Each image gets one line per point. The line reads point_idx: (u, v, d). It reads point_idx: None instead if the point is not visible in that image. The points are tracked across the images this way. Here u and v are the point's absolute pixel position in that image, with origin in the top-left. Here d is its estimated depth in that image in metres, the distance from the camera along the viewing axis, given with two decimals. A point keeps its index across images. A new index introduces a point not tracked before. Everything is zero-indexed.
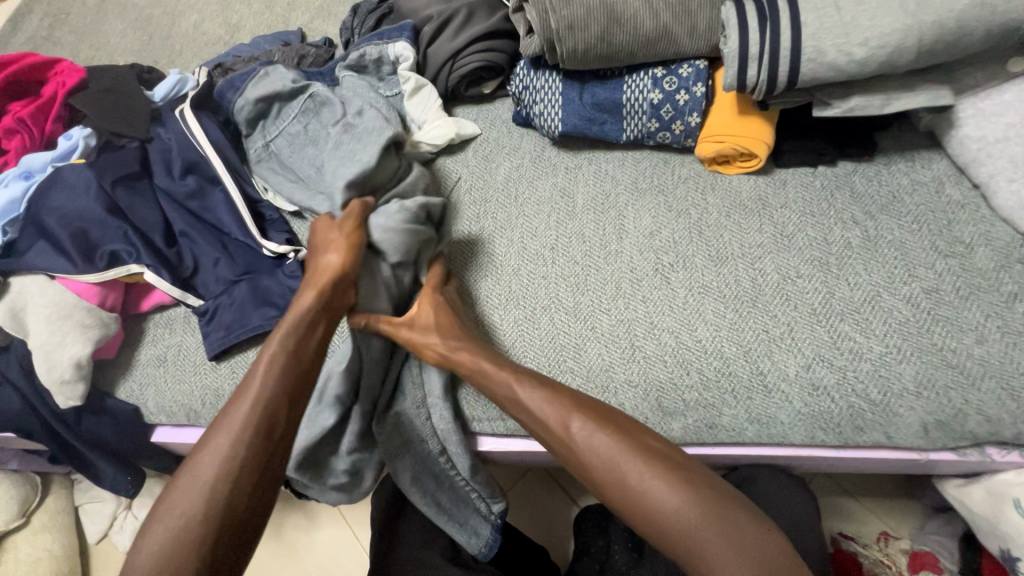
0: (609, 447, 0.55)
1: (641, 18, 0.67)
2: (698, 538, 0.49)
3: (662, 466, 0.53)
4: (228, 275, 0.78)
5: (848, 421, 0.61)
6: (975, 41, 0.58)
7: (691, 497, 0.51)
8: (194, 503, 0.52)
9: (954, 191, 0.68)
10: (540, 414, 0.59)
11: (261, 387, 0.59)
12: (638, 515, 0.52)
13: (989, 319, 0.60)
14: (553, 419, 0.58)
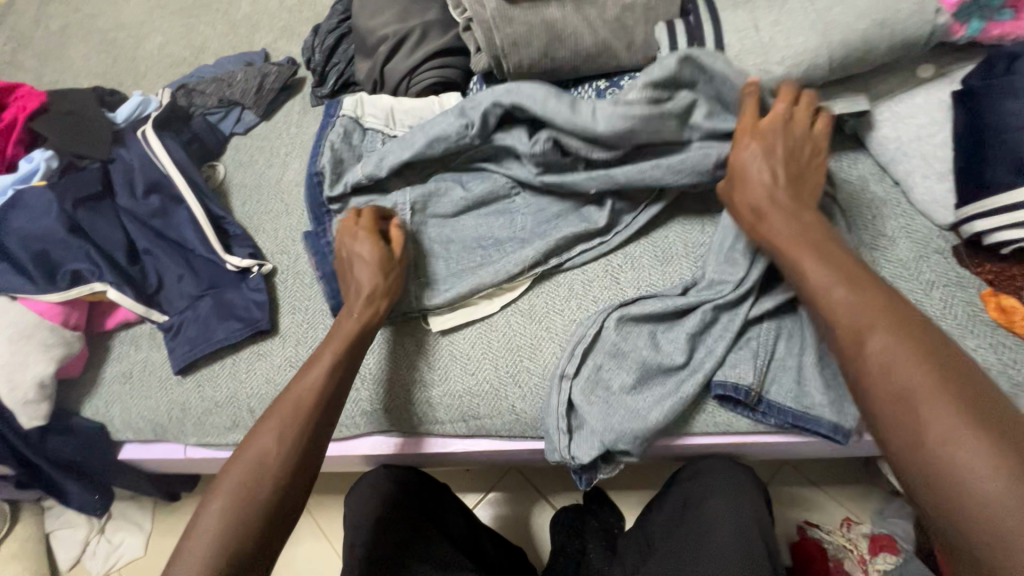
0: (886, 327, 0.47)
1: (580, 33, 0.70)
2: (971, 440, 0.40)
3: (936, 361, 0.44)
4: (192, 291, 0.80)
5: (790, 407, 0.63)
6: (879, 57, 0.63)
7: (974, 401, 0.42)
8: (250, 483, 0.55)
9: (877, 188, 0.72)
10: (835, 297, 0.51)
11: (320, 380, 0.62)
12: (905, 408, 0.44)
13: (909, 306, 0.64)
14: (843, 298, 0.50)
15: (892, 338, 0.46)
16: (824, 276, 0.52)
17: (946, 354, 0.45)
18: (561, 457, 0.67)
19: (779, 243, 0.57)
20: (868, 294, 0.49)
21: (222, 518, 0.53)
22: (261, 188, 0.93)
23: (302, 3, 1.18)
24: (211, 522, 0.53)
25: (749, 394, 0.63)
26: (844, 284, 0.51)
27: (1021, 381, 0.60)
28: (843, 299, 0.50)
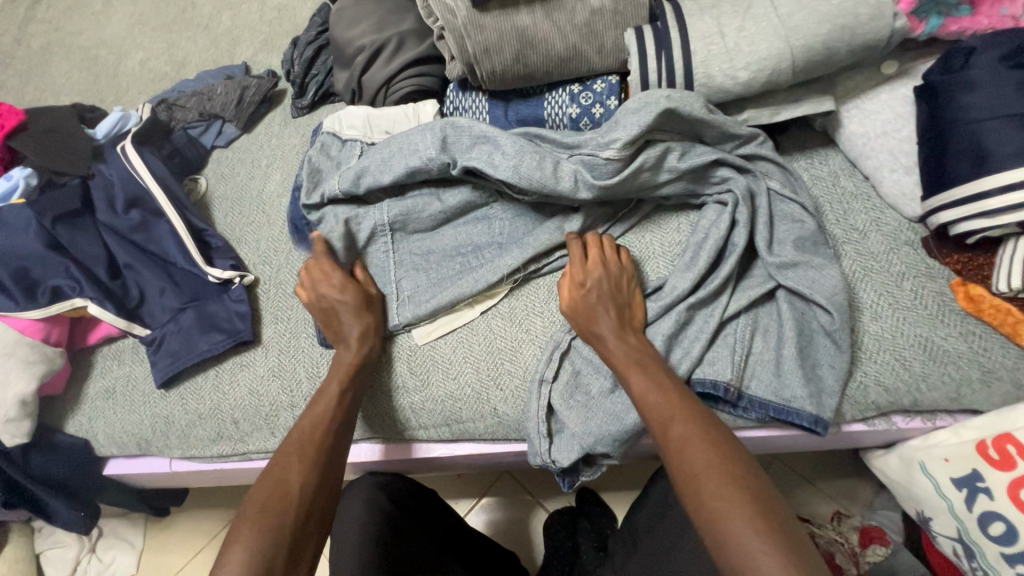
0: (698, 446, 0.53)
1: (551, 39, 0.71)
2: (761, 544, 0.46)
3: (738, 473, 0.51)
4: (174, 304, 0.80)
5: (771, 402, 0.63)
6: (842, 56, 0.65)
7: (761, 507, 0.48)
8: (274, 508, 0.55)
9: (848, 183, 0.73)
10: (667, 414, 0.57)
11: (333, 409, 0.65)
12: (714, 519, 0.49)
13: (881, 297, 0.65)
14: (672, 422, 0.56)
15: (700, 450, 0.53)
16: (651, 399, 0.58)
17: (744, 469, 0.51)
18: (543, 460, 0.67)
19: (615, 362, 0.62)
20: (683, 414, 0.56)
21: (249, 547, 0.52)
22: (242, 199, 0.93)
23: (282, 16, 1.19)
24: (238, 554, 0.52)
25: (728, 390, 0.63)
26: (658, 394, 0.58)
27: (992, 369, 0.61)
28: (662, 408, 0.57)
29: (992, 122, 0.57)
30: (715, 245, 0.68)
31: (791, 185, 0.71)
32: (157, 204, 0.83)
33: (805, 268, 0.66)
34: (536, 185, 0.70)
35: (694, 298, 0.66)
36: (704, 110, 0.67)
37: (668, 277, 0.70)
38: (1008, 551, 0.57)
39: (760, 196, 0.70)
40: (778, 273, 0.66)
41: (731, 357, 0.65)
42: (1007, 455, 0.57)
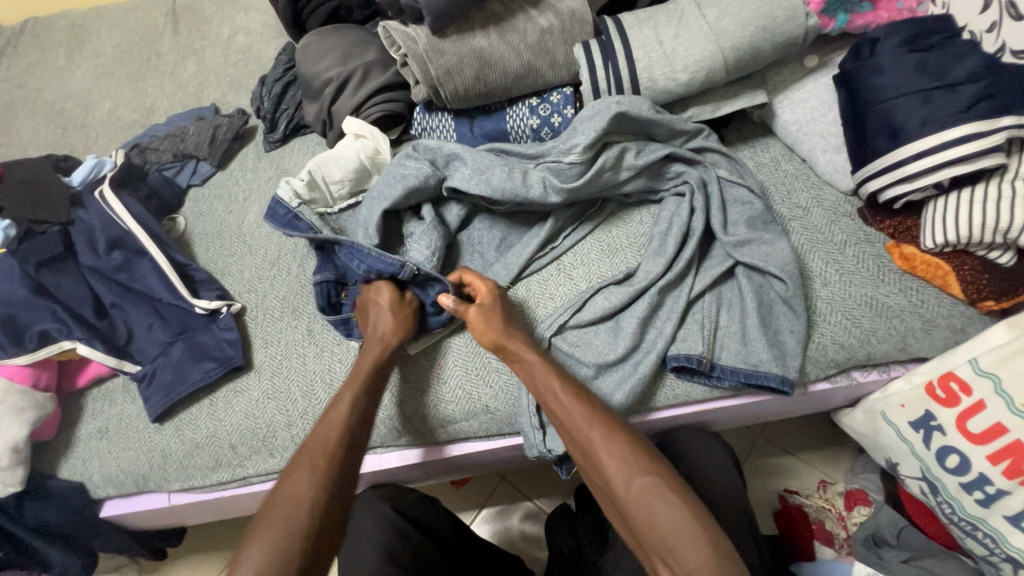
0: (614, 444, 0.58)
1: (507, 58, 0.77)
2: (670, 508, 0.54)
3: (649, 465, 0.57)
4: (163, 337, 0.82)
5: (742, 369, 0.68)
6: (767, 54, 0.73)
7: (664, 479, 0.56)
8: (284, 532, 0.56)
9: (789, 166, 0.81)
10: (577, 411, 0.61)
11: (344, 421, 0.64)
12: (641, 518, 0.54)
13: (828, 265, 0.72)
14: (588, 432, 0.59)
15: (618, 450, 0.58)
16: (564, 409, 0.61)
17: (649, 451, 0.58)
18: (539, 451, 0.71)
19: (531, 371, 0.65)
20: (596, 415, 0.60)
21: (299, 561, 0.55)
22: (222, 233, 0.96)
23: (247, 58, 1.24)
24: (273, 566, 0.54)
25: (701, 361, 0.68)
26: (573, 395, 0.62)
27: (930, 318, 0.68)
28: (578, 418, 0.60)
29: (901, 99, 0.65)
30: (675, 232, 0.73)
31: (738, 172, 0.78)
32: (140, 243, 0.85)
33: (758, 244, 0.72)
34: (509, 195, 0.74)
35: (663, 281, 0.71)
36: (651, 111, 0.73)
37: (636, 266, 0.75)
38: (964, 479, 0.63)
39: (710, 185, 0.76)
40: (734, 250, 0.72)
41: (701, 332, 0.69)
42: (952, 392, 0.62)
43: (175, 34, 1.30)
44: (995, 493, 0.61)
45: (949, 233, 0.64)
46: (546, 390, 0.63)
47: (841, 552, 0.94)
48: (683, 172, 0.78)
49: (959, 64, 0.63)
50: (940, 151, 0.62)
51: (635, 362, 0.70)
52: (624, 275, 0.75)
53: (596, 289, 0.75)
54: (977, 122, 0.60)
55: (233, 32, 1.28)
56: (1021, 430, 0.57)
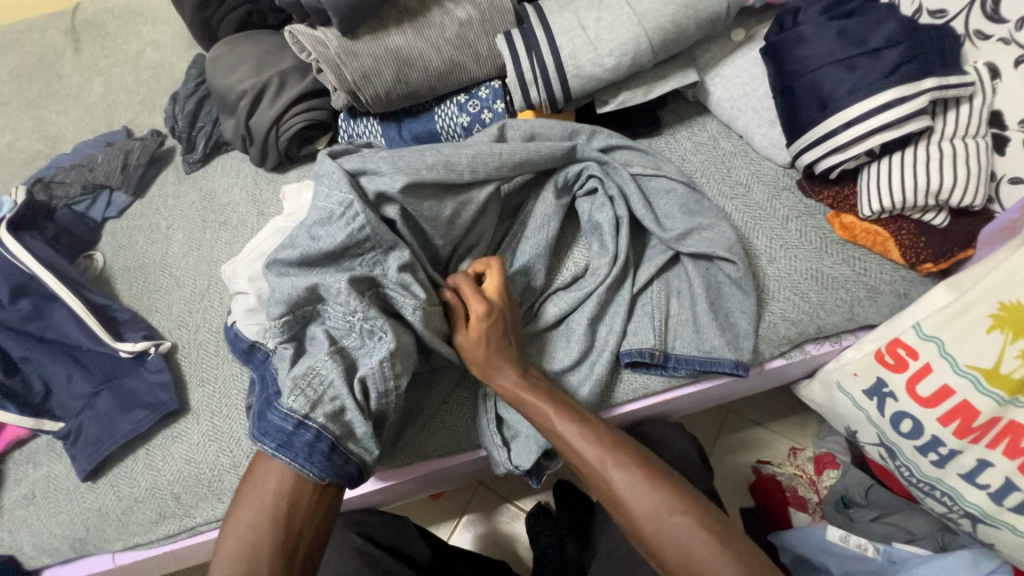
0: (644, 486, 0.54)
1: (427, 55, 0.73)
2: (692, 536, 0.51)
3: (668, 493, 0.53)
4: (86, 389, 0.76)
5: (695, 356, 0.67)
6: (692, 32, 0.71)
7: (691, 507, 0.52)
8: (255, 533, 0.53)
9: (727, 143, 0.79)
10: (574, 446, 0.57)
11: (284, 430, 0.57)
12: (660, 546, 0.52)
13: (773, 242, 0.71)
14: (606, 474, 0.55)
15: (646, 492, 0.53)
16: (584, 456, 0.56)
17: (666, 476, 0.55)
18: (506, 468, 0.68)
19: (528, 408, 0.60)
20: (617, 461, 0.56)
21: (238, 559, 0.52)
22: (145, 267, 0.89)
23: (158, 75, 1.16)
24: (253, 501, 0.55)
25: (654, 354, 0.66)
26: (578, 435, 0.57)
27: (875, 285, 0.68)
28: (590, 457, 0.56)
29: (827, 68, 0.64)
30: (605, 226, 0.70)
31: (654, 163, 0.76)
32: (49, 288, 0.78)
33: (699, 232, 0.70)
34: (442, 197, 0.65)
35: (611, 279, 0.68)
36: (528, 127, 0.71)
37: (585, 265, 0.71)
38: (918, 443, 0.63)
39: (625, 183, 0.73)
40: (678, 242, 0.69)
41: (652, 323, 0.68)
42: (900, 358, 0.63)
43: (76, 53, 1.20)
44: (948, 453, 0.62)
45: (885, 200, 0.63)
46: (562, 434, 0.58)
47: (816, 517, 0.96)
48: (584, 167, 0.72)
49: (879, 29, 0.63)
50: (867, 119, 0.61)
51: (589, 365, 0.68)
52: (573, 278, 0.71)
53: (545, 295, 0.71)
54: (900, 86, 0.60)
55: (141, 47, 1.18)
56: (966, 390, 0.58)
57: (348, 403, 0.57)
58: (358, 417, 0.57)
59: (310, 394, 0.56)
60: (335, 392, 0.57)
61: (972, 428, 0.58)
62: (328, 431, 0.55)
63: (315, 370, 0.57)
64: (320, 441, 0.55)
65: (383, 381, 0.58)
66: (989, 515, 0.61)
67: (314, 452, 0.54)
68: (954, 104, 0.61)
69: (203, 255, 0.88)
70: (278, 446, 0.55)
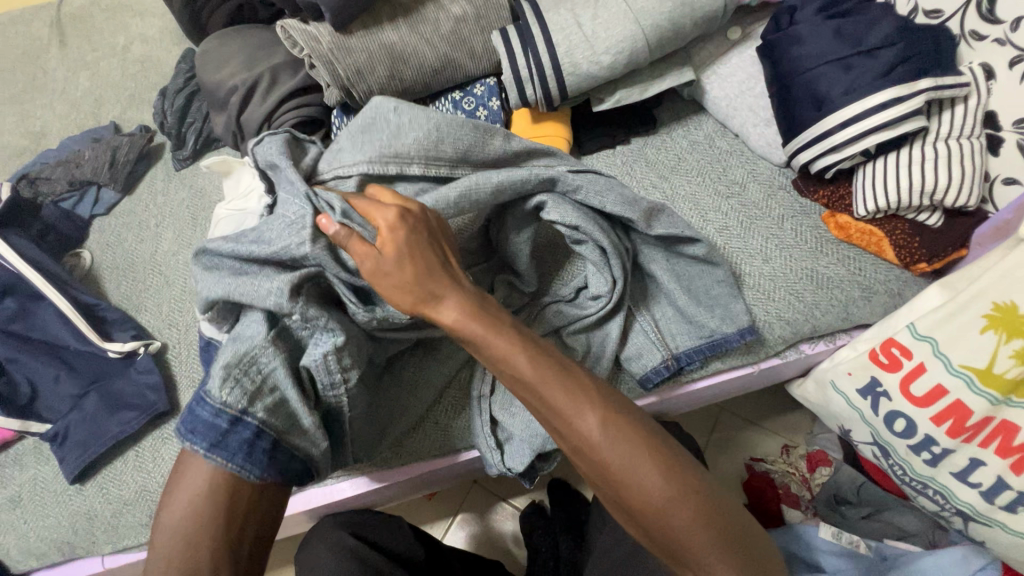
0: (620, 442, 0.50)
1: (421, 52, 0.72)
2: (671, 500, 0.49)
3: (652, 451, 0.50)
4: (74, 390, 0.74)
5: (701, 344, 0.67)
6: (689, 30, 0.71)
7: (669, 466, 0.50)
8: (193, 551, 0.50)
9: (723, 142, 0.79)
10: (547, 397, 0.51)
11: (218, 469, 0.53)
12: (638, 504, 0.50)
13: (768, 241, 0.71)
14: (584, 427, 0.50)
15: (623, 442, 0.50)
16: (557, 405, 0.51)
17: (648, 431, 0.52)
18: (499, 470, 0.67)
19: (491, 349, 0.52)
20: (600, 413, 0.51)
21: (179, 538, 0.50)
22: (134, 265, 0.87)
23: (147, 69, 1.14)
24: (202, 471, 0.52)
25: (668, 366, 0.66)
26: (555, 387, 0.51)
27: (869, 284, 0.68)
28: (567, 409, 0.51)
29: (823, 67, 0.64)
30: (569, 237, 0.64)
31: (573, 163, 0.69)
32: (35, 287, 0.76)
33: (663, 216, 0.65)
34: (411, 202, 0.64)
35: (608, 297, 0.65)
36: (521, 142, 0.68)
37: (582, 280, 0.68)
38: (911, 442, 0.64)
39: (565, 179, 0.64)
40: (647, 228, 0.64)
41: (649, 339, 0.68)
42: (895, 357, 0.63)
43: (62, 47, 1.17)
44: (941, 452, 0.62)
45: (880, 199, 0.63)
46: (531, 385, 0.51)
47: (807, 514, 0.95)
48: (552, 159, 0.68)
49: (875, 29, 0.62)
50: (863, 119, 0.61)
51: (587, 371, 0.67)
52: (574, 290, 0.69)
53: (545, 305, 0.69)
54: (897, 86, 0.60)
55: (129, 41, 1.16)
56: (960, 390, 0.58)
57: (289, 394, 0.56)
58: (301, 408, 0.56)
59: (246, 386, 0.54)
60: (275, 381, 0.56)
61: (965, 427, 0.59)
62: (267, 427, 0.54)
63: (254, 357, 0.56)
64: (259, 438, 0.54)
65: (328, 374, 0.58)
66: (980, 514, 0.62)
67: (252, 450, 0.53)
68: (950, 105, 0.61)
69: (194, 254, 0.87)
70: (210, 446, 0.52)
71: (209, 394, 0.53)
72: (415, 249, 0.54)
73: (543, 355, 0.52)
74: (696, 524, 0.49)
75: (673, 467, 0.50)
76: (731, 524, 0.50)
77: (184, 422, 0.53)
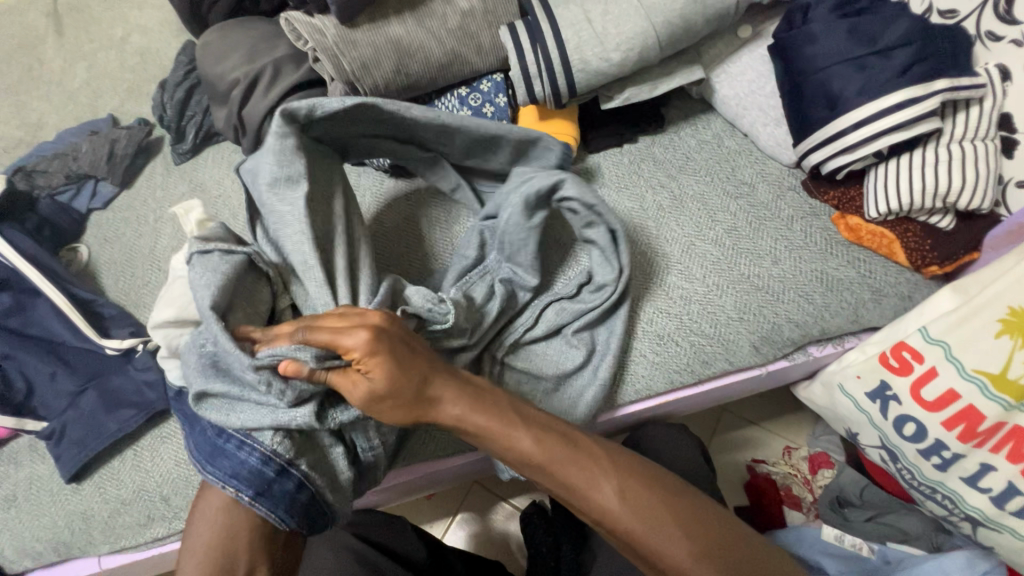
0: (634, 507, 0.53)
1: (428, 46, 0.71)
2: (694, 552, 0.52)
3: (665, 507, 0.54)
4: (70, 387, 0.73)
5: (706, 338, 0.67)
6: (700, 28, 0.70)
7: (683, 518, 0.53)
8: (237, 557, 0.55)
9: (731, 142, 0.79)
10: (556, 479, 0.53)
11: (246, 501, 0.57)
12: (666, 565, 0.53)
13: (778, 242, 0.71)
14: (595, 501, 0.53)
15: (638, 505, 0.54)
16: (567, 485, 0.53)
17: (654, 489, 0.55)
18: (511, 474, 0.67)
19: (496, 441, 0.54)
20: (606, 484, 0.53)
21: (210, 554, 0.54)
22: (132, 260, 0.86)
23: (146, 61, 1.12)
24: (240, 512, 0.55)
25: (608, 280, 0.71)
26: (563, 471, 0.53)
27: (879, 287, 0.68)
28: (578, 487, 0.53)
29: (838, 67, 0.63)
30: (602, 239, 0.65)
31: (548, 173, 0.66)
32: (32, 282, 0.75)
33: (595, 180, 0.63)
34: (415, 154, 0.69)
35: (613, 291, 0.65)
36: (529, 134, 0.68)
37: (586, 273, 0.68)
38: (921, 446, 0.63)
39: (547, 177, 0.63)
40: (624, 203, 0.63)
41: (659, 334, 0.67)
42: (905, 361, 0.62)
43: (58, 37, 1.15)
44: (951, 457, 0.62)
45: (892, 202, 0.63)
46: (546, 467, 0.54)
47: (810, 516, 0.96)
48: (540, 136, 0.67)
49: (890, 29, 0.62)
50: (877, 120, 0.60)
51: (594, 369, 0.66)
52: (577, 285, 0.68)
53: (544, 301, 0.68)
54: (912, 87, 0.59)
55: (127, 32, 1.14)
56: (972, 394, 0.58)
57: (332, 449, 0.58)
58: (341, 463, 0.58)
59: (294, 440, 0.55)
60: (320, 434, 0.58)
61: (976, 432, 0.58)
62: (309, 481, 0.56)
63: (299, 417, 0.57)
64: (301, 492, 0.55)
65: (367, 433, 0.59)
66: (989, 518, 0.62)
67: (294, 503, 0.55)
68: (964, 106, 0.61)
69: None
70: (256, 495, 0.54)
71: (259, 440, 0.54)
72: (397, 349, 0.52)
73: (541, 439, 0.54)
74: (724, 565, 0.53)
75: (690, 521, 0.53)
76: (755, 556, 0.54)
77: (224, 480, 0.54)
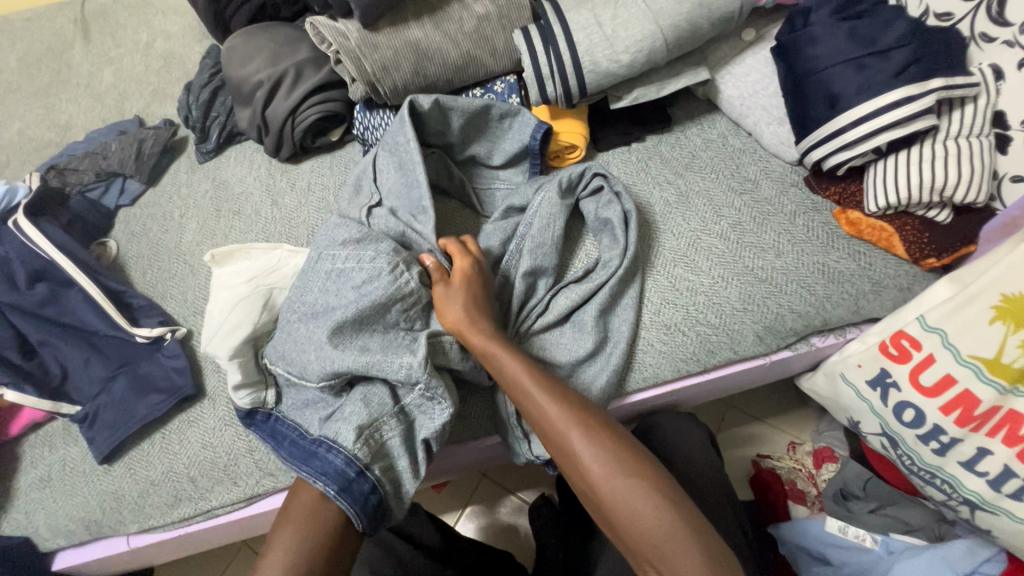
0: (598, 443, 0.55)
1: (445, 49, 0.74)
2: (644, 502, 0.52)
3: (627, 456, 0.54)
4: (102, 373, 0.77)
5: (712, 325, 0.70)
6: (705, 31, 0.73)
7: (641, 470, 0.54)
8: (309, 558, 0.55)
9: (736, 141, 0.81)
10: (535, 404, 0.57)
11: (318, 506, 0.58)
12: (612, 507, 0.53)
13: (780, 237, 0.73)
14: (566, 433, 0.56)
15: (647, 497, 0.52)
16: (545, 414, 0.57)
17: (625, 438, 0.56)
18: (527, 459, 0.69)
19: (493, 363, 0.60)
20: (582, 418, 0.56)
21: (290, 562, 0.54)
22: (159, 254, 0.90)
23: (170, 65, 1.16)
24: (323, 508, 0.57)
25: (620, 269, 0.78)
26: (545, 396, 0.57)
27: (879, 279, 0.70)
28: (554, 418, 0.56)
29: (838, 67, 0.66)
30: (615, 221, 0.72)
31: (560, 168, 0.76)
32: (66, 273, 0.79)
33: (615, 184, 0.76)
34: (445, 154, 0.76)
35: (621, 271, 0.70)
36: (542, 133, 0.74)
37: (597, 261, 0.72)
38: (920, 431, 0.65)
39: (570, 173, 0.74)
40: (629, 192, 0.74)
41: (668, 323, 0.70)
42: (904, 349, 0.65)
43: (86, 43, 1.20)
44: (949, 442, 0.64)
45: (891, 196, 0.65)
46: (564, 435, 0.56)
47: (813, 509, 0.97)
48: (542, 129, 0.74)
49: (887, 30, 0.64)
50: (875, 117, 0.63)
51: (605, 356, 0.69)
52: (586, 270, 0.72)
53: (557, 289, 0.71)
54: (908, 86, 0.62)
55: (152, 37, 1.19)
56: (969, 379, 0.60)
57: (401, 462, 0.60)
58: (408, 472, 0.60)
59: (372, 445, 0.59)
60: (392, 447, 0.60)
61: (973, 416, 0.61)
62: (381, 486, 0.58)
63: (380, 422, 0.60)
64: (374, 494, 0.58)
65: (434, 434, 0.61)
66: (987, 502, 0.63)
67: (368, 504, 0.57)
68: (959, 104, 0.64)
69: (217, 243, 0.89)
70: (339, 490, 0.56)
71: (343, 442, 0.58)
72: (470, 276, 0.65)
73: (539, 370, 0.59)
74: (670, 528, 0.51)
75: (645, 472, 0.54)
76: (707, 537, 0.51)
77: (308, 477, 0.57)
